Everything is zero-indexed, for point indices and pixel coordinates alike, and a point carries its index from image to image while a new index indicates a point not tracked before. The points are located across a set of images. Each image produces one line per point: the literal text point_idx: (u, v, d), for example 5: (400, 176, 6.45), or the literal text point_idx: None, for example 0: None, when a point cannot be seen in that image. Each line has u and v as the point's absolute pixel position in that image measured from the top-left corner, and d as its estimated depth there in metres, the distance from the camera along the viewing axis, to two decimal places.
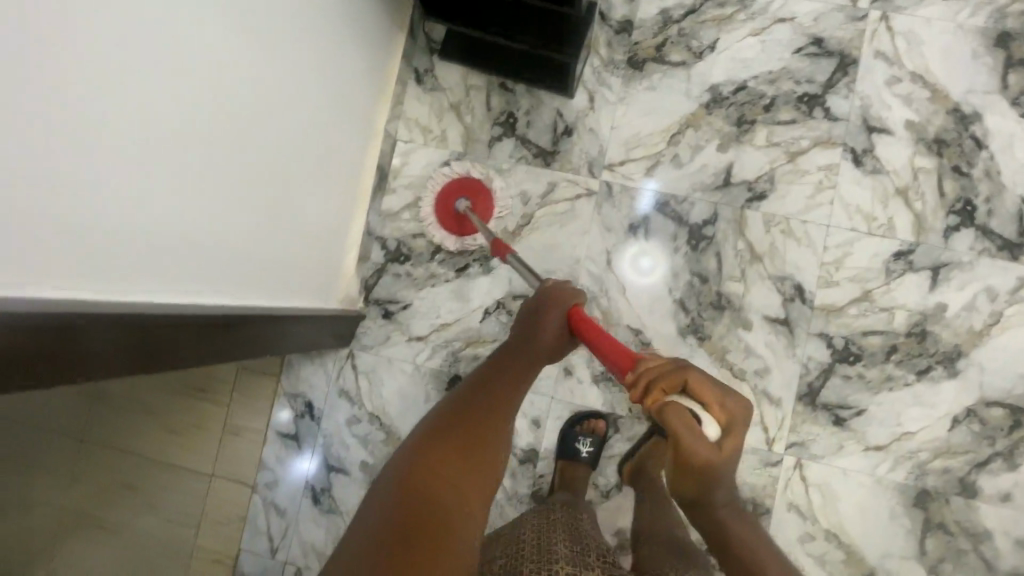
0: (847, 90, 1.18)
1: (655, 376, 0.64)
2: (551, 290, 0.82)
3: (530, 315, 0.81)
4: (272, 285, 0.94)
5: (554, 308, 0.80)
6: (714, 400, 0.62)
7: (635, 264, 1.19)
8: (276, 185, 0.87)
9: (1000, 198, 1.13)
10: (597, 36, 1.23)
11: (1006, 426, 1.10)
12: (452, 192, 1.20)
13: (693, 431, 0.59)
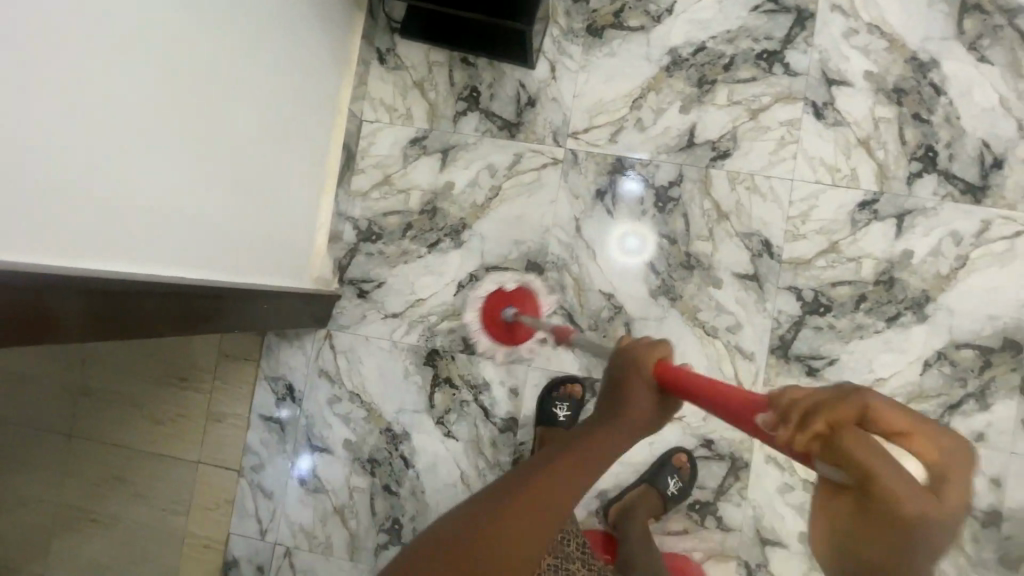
0: (805, 45, 1.18)
1: (806, 406, 0.42)
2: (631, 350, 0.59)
3: (607, 394, 0.58)
4: (249, 265, 1.00)
5: (636, 390, 0.56)
6: (907, 423, 0.39)
7: (620, 242, 1.19)
8: (248, 173, 0.93)
9: (961, 143, 1.14)
10: (556, 6, 1.24)
11: (976, 367, 1.11)
12: (497, 303, 1.13)
13: (895, 470, 0.36)
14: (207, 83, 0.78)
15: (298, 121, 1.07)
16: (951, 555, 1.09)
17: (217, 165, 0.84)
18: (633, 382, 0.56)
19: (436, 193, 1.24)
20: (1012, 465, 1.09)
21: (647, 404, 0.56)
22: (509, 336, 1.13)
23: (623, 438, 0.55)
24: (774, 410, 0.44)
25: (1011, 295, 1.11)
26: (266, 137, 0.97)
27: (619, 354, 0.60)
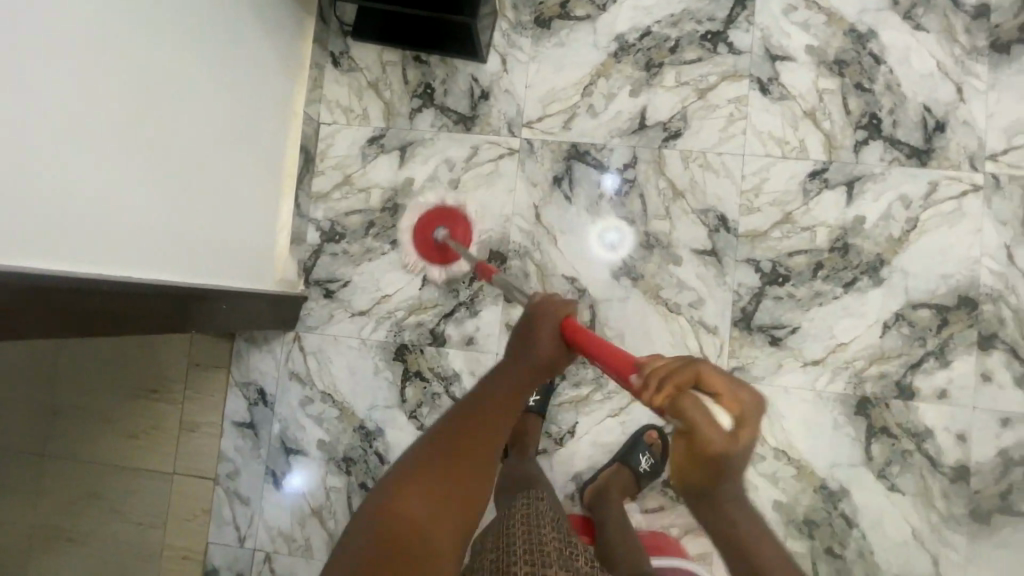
0: (746, 24, 1.21)
1: (671, 374, 0.52)
2: (540, 306, 0.73)
3: (528, 331, 0.73)
4: (216, 267, 1.03)
5: (550, 324, 0.72)
6: (726, 390, 0.51)
7: (600, 236, 1.20)
8: (206, 176, 0.97)
9: (903, 109, 1.17)
10: (503, 1, 1.27)
11: (934, 326, 1.13)
12: (432, 222, 1.16)
13: (708, 420, 0.49)
14: (155, 90, 0.82)
15: (254, 125, 1.10)
16: (923, 512, 1.11)
17: (171, 168, 0.88)
18: (542, 321, 0.72)
19: (397, 190, 1.26)
20: (976, 420, 1.11)
21: (557, 339, 0.71)
22: (437, 255, 1.16)
23: (549, 358, 0.71)
24: (651, 377, 0.53)
25: (962, 253, 1.14)
26: (223, 141, 1.01)
27: (530, 306, 0.75)
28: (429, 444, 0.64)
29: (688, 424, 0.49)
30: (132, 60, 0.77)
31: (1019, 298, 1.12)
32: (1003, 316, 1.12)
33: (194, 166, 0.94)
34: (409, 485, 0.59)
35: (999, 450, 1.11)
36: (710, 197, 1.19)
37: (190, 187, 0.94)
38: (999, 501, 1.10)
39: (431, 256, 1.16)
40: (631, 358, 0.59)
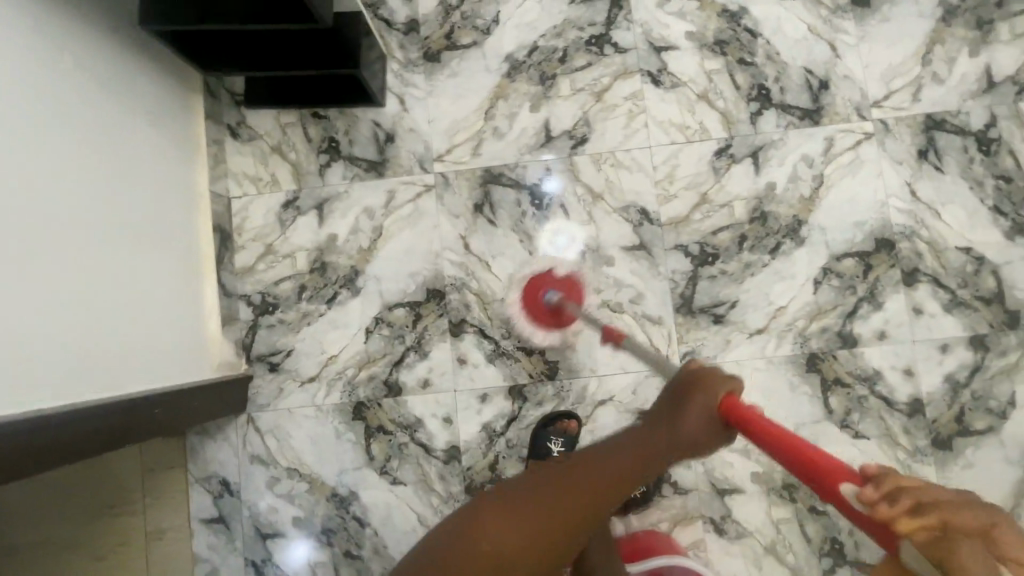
0: (626, 22, 1.25)
1: (904, 484, 0.40)
2: (702, 371, 0.64)
3: (676, 399, 0.63)
4: (142, 369, 0.98)
5: (702, 398, 0.61)
6: (1007, 538, 0.35)
7: (550, 236, 1.22)
8: (110, 279, 0.92)
9: (787, 75, 1.22)
10: (389, 43, 1.28)
11: (860, 272, 1.17)
12: (541, 283, 1.13)
13: (987, 570, 0.34)
14: (30, 208, 0.77)
15: (155, 212, 1.06)
16: (890, 452, 1.14)
17: (67, 282, 0.83)
18: (698, 395, 0.61)
19: (321, 249, 1.24)
20: (918, 352, 1.16)
21: (707, 423, 0.61)
22: (552, 320, 1.12)
23: (683, 442, 0.60)
24: (878, 477, 0.42)
25: (870, 199, 1.19)
26: (122, 238, 0.96)
27: (687, 373, 0.65)
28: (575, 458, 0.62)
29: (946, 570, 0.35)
30: (17, 184, 0.75)
31: (930, 230, 1.18)
32: (919, 250, 1.18)
33: (94, 272, 0.89)
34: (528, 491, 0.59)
35: (944, 377, 1.15)
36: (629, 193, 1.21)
37: (95, 294, 0.89)
38: (956, 425, 1.14)
39: (531, 310, 1.13)
40: (846, 466, 0.46)
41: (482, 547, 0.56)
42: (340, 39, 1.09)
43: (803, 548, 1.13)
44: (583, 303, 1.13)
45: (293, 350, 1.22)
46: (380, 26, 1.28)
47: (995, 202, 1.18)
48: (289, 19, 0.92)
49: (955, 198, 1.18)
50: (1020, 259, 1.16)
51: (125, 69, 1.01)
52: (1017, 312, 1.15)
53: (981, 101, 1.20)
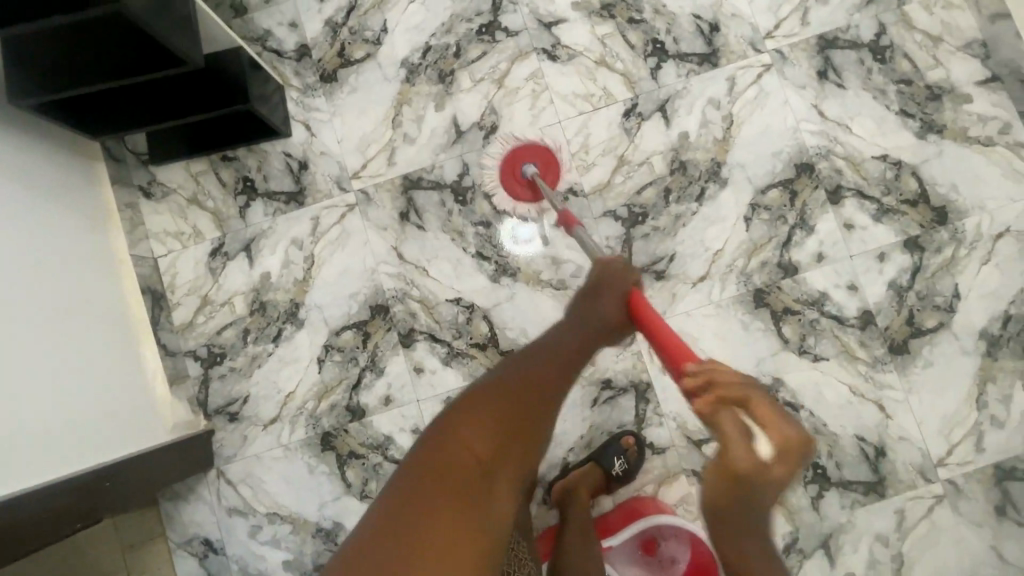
0: (512, 5, 1.26)
1: (713, 371, 0.63)
2: (610, 270, 0.90)
3: (592, 296, 0.90)
4: (88, 444, 0.95)
5: (609, 297, 0.89)
6: (772, 420, 0.57)
7: (510, 233, 1.21)
8: (38, 357, 0.90)
9: (678, 25, 1.24)
10: (284, 72, 1.27)
11: (787, 201, 1.19)
12: (525, 154, 1.15)
13: (743, 442, 0.57)
14: None
15: (75, 286, 1.03)
16: (851, 368, 1.15)
17: None
18: (610, 288, 0.89)
19: (257, 289, 1.22)
20: (859, 266, 1.17)
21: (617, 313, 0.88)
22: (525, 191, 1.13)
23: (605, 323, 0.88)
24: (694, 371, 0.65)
25: (781, 128, 1.20)
26: (43, 315, 0.93)
27: (600, 271, 0.91)
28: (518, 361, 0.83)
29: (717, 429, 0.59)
30: None
31: (844, 145, 1.20)
32: (838, 167, 1.19)
33: (20, 353, 0.86)
34: (489, 398, 0.75)
35: (888, 284, 1.16)
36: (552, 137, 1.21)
37: (25, 376, 0.86)
38: (909, 328, 1.15)
39: (521, 194, 1.14)
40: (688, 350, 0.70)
41: (473, 468, 0.67)
42: (224, 77, 1.08)
43: (787, 481, 1.13)
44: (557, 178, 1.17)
45: (249, 395, 1.20)
46: (271, 58, 1.27)
47: (901, 106, 1.20)
48: (160, 65, 0.91)
49: (862, 110, 1.20)
50: (934, 156, 1.18)
51: (12, 143, 0.97)
52: (943, 207, 1.17)
53: (868, 12, 1.22)
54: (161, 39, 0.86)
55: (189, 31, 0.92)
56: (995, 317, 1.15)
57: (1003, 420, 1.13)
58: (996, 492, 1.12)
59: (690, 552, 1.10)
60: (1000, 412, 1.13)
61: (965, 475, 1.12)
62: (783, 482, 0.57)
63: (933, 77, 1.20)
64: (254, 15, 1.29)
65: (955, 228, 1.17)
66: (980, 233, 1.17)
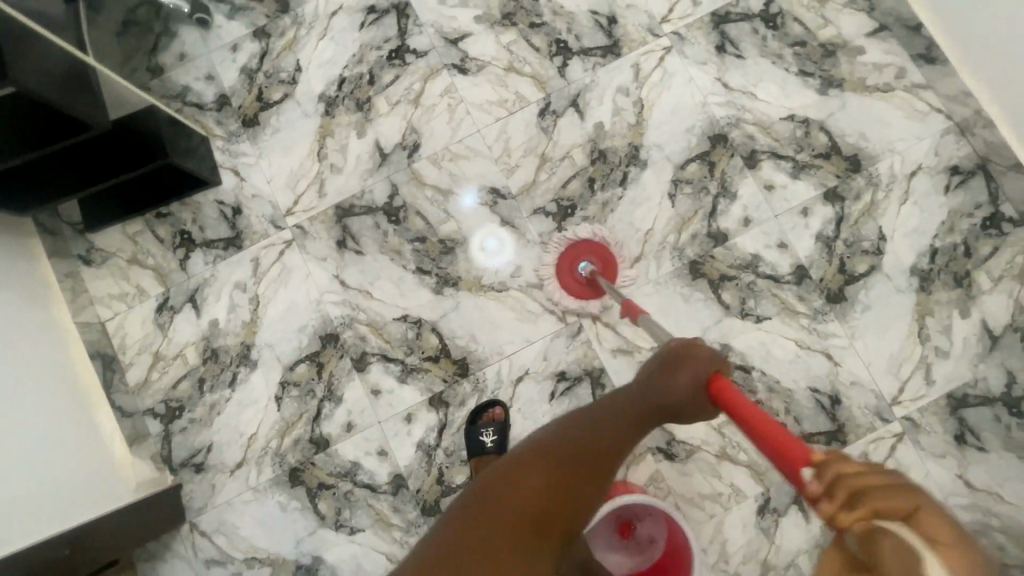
0: (417, 28, 1.30)
1: (847, 471, 0.42)
2: (686, 350, 0.74)
3: (665, 371, 0.74)
4: (45, 514, 0.95)
5: (687, 372, 0.72)
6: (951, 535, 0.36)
7: (480, 245, 1.23)
8: None
9: (577, 23, 1.28)
10: (207, 123, 1.30)
11: (707, 172, 1.22)
12: (581, 253, 1.18)
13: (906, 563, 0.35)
14: None
15: (21, 357, 1.03)
16: (794, 324, 1.17)
17: None
18: (682, 367, 0.73)
19: (207, 337, 1.23)
20: (785, 224, 1.20)
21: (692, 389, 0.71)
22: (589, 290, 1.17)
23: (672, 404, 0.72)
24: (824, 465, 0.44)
25: (690, 104, 1.25)
26: None
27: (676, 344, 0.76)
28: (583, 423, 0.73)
29: (871, 555, 0.37)
30: None
31: (752, 111, 1.24)
32: (749, 133, 1.23)
33: None
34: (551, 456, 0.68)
35: (816, 237, 1.20)
36: (487, 159, 1.25)
37: None
38: (842, 276, 1.18)
39: (573, 287, 1.17)
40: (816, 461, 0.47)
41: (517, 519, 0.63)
42: (144, 137, 1.11)
43: (750, 444, 1.15)
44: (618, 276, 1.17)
45: (213, 443, 1.20)
46: (192, 111, 1.31)
47: (799, 67, 1.25)
48: (76, 132, 0.95)
49: (764, 76, 1.25)
50: (839, 108, 1.23)
51: None
52: (855, 155, 1.22)
53: None
54: (70, 109, 0.90)
55: (96, 98, 0.96)
56: (922, 251, 1.19)
57: (947, 350, 1.16)
58: (953, 422, 1.14)
59: (667, 534, 1.08)
60: (943, 343, 1.16)
61: (920, 410, 1.14)
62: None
63: (824, 35, 1.25)
64: (171, 73, 1.32)
65: (869, 173, 1.21)
66: (894, 175, 1.21)
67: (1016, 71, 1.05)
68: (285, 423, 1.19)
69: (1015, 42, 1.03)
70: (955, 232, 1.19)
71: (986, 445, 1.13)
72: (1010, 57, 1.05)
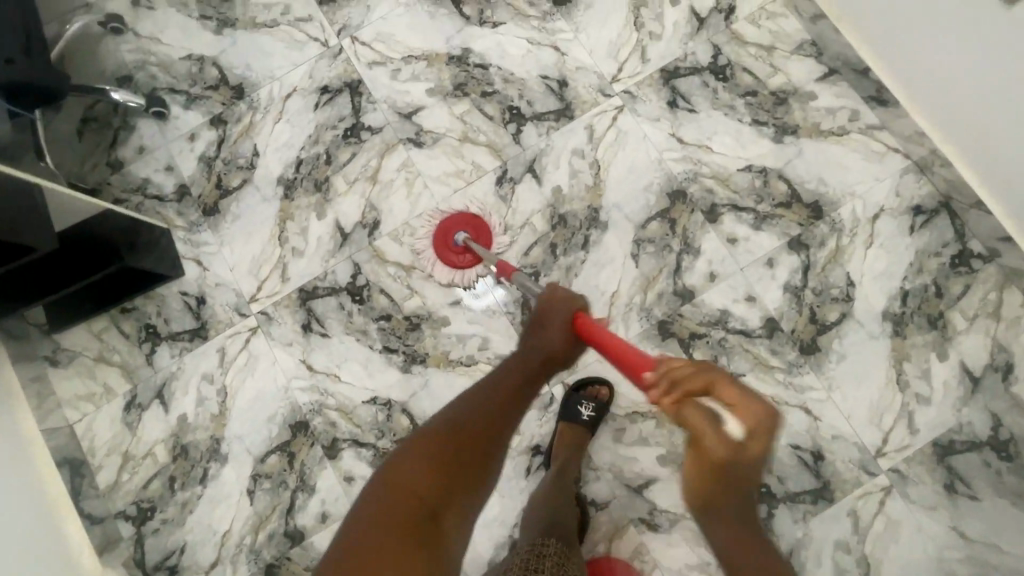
0: (371, 104, 1.31)
1: (665, 368, 0.68)
2: (556, 296, 0.98)
3: (541, 324, 0.97)
4: None
5: (554, 319, 0.96)
6: (739, 399, 0.59)
7: (467, 287, 1.23)
8: None
9: (528, 88, 1.29)
10: (168, 214, 1.30)
11: (668, 229, 1.21)
12: (453, 224, 1.21)
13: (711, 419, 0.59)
14: None
15: None
16: (770, 379, 1.15)
17: None
18: (551, 314, 0.96)
19: (177, 433, 1.21)
20: (751, 277, 1.19)
21: (564, 331, 0.95)
22: (459, 259, 1.19)
23: (550, 349, 0.95)
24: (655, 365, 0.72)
25: (646, 162, 1.24)
26: None
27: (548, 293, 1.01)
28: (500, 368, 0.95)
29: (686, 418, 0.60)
30: None
31: (709, 165, 1.23)
32: (708, 187, 1.22)
33: None
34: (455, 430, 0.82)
35: (783, 287, 1.18)
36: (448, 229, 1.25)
37: None
38: (814, 326, 1.16)
39: (455, 261, 1.19)
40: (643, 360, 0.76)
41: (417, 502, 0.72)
42: (106, 233, 1.15)
43: None
44: (493, 240, 1.21)
45: (186, 544, 1.17)
46: (153, 203, 1.31)
47: (752, 116, 1.25)
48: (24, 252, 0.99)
49: (718, 129, 1.25)
50: (796, 156, 1.22)
51: None
52: (817, 202, 1.20)
53: (701, 39, 1.28)
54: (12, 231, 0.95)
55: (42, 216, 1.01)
56: (893, 295, 1.17)
57: (928, 396, 1.13)
58: (941, 471, 1.10)
59: None
60: (924, 389, 1.13)
61: (906, 460, 1.11)
62: (760, 459, 0.57)
63: (775, 83, 1.26)
64: (131, 166, 1.33)
65: (832, 219, 1.20)
66: (857, 218, 1.19)
67: (968, 89, 1.02)
68: (259, 517, 1.17)
69: (957, 61, 1.02)
70: (925, 272, 1.17)
71: (977, 494, 1.09)
72: (957, 76, 1.03)
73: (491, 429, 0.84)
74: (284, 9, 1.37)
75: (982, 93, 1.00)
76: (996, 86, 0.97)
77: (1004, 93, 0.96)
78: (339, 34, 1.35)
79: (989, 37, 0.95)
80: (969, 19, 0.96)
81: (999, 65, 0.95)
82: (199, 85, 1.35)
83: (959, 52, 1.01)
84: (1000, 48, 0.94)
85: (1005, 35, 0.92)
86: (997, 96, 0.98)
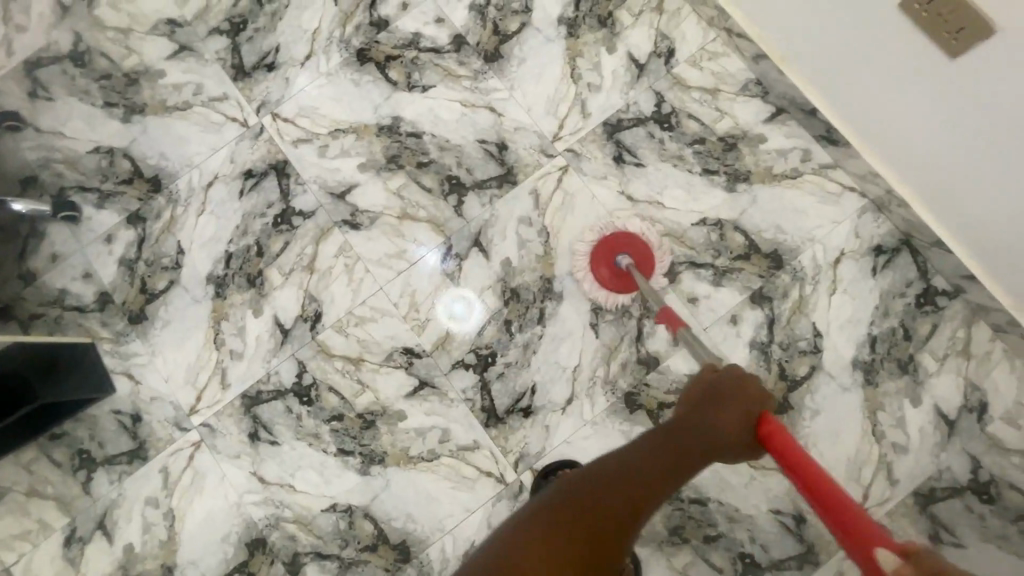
0: (300, 186, 1.22)
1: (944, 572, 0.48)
2: (739, 383, 0.82)
3: (713, 400, 0.81)
4: None
5: (733, 405, 0.79)
6: None
7: (451, 314, 1.17)
8: None
9: (466, 154, 1.21)
10: (92, 325, 1.20)
11: (626, 295, 1.15)
12: (616, 245, 1.10)
13: None
14: None
15: None
16: None
17: None
18: (727, 397, 0.80)
19: (125, 565, 1.13)
20: (716, 336, 1.14)
21: (745, 418, 0.78)
22: (619, 287, 1.10)
23: (726, 435, 0.77)
24: (911, 560, 0.51)
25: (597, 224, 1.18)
26: None
27: (730, 372, 0.84)
28: (659, 456, 0.76)
29: None
30: None
31: (662, 221, 1.18)
32: (663, 245, 1.17)
33: None
34: (564, 525, 0.68)
35: (749, 345, 1.13)
36: (398, 313, 1.17)
37: None
38: (785, 383, 1.12)
39: (601, 272, 1.10)
40: (880, 537, 0.57)
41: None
42: (20, 364, 1.10)
43: None
44: (654, 277, 1.10)
45: None
46: (74, 315, 1.21)
47: (702, 166, 1.19)
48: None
49: (668, 182, 1.19)
50: (750, 204, 1.17)
51: None
52: (775, 251, 1.16)
53: (642, 87, 1.22)
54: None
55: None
56: (861, 342, 1.13)
57: (904, 445, 1.10)
58: (923, 521, 1.07)
59: None
60: (900, 437, 1.10)
61: (888, 514, 1.08)
62: None
63: (722, 128, 1.20)
64: (45, 277, 1.22)
65: (793, 268, 1.15)
66: (818, 265, 1.15)
67: (948, 153, 0.94)
68: None
69: (928, 114, 0.93)
70: (891, 316, 1.13)
71: (962, 541, 1.06)
72: (929, 138, 0.96)
73: (615, 526, 0.69)
74: (196, 88, 1.27)
75: (945, 145, 0.94)
76: (989, 137, 0.87)
77: (989, 148, 0.88)
78: (258, 111, 1.25)
79: (957, 92, 0.87)
80: (922, 69, 0.90)
81: (960, 116, 0.89)
82: (111, 180, 1.25)
83: (915, 107, 0.94)
84: (971, 103, 0.86)
85: (972, 91, 0.85)
86: (962, 147, 0.92)
